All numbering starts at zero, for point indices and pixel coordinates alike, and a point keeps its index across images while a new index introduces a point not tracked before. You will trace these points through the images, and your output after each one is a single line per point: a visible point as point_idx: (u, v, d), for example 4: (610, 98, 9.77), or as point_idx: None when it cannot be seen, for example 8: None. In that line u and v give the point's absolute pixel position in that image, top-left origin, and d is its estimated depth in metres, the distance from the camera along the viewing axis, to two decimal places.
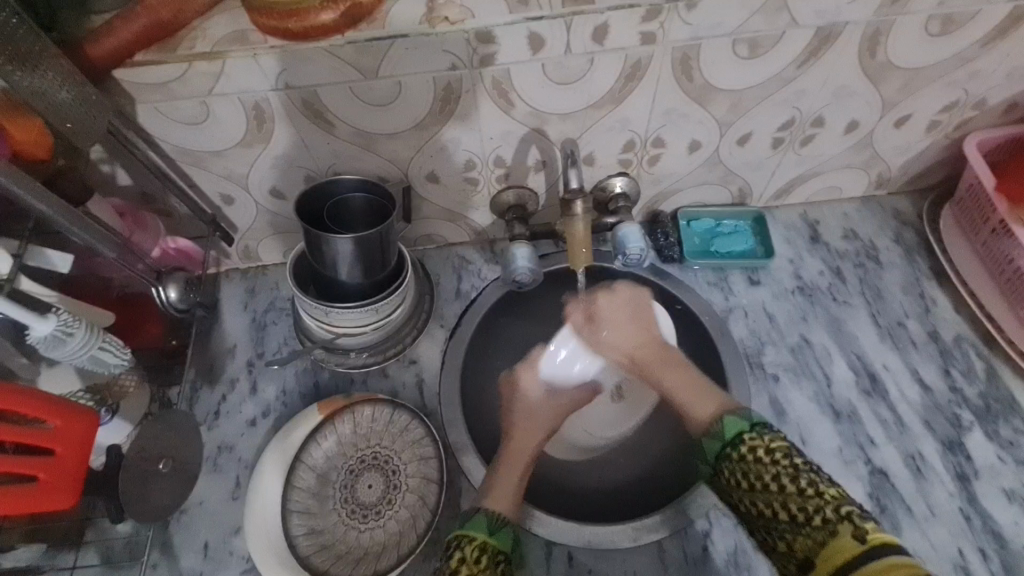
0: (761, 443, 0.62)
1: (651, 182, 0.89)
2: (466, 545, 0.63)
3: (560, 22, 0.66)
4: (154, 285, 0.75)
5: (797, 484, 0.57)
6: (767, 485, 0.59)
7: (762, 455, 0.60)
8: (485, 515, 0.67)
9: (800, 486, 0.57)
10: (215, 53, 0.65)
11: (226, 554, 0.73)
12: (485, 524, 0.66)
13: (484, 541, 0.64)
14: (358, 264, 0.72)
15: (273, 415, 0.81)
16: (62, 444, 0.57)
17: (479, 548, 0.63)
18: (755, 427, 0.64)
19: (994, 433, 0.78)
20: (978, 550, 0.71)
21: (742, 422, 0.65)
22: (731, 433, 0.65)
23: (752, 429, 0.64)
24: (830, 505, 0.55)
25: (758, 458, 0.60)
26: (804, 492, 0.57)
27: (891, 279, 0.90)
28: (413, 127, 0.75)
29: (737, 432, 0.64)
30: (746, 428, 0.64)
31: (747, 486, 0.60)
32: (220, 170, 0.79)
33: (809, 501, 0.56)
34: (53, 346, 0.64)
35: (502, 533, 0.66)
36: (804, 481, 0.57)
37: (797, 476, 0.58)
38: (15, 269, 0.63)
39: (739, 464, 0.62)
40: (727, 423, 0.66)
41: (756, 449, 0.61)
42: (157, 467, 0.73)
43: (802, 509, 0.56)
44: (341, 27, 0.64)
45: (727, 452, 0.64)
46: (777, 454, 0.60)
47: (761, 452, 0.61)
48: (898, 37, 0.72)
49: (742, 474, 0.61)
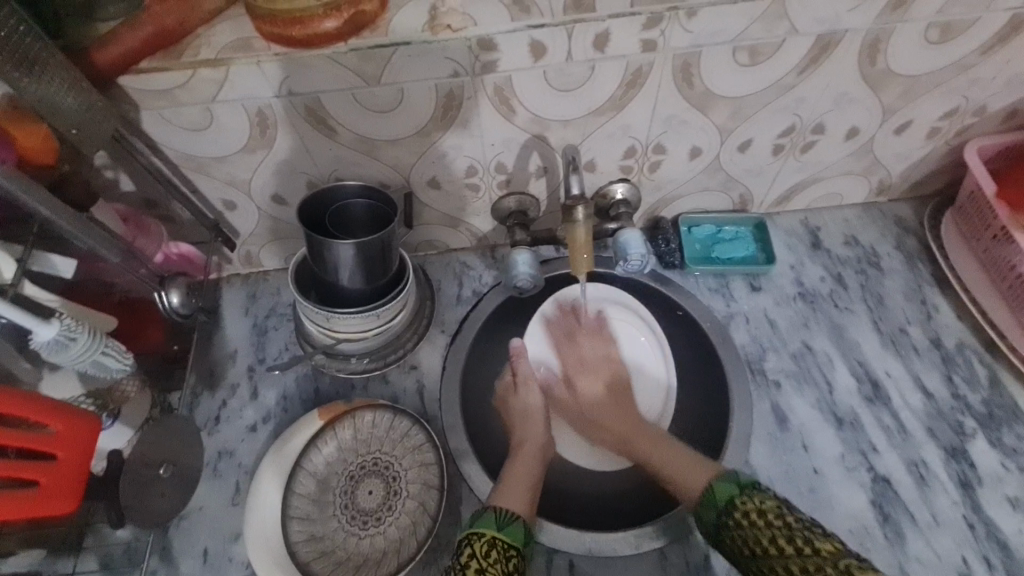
0: (752, 506, 0.62)
1: (652, 189, 0.89)
2: (476, 541, 0.65)
3: (562, 30, 0.66)
4: (156, 290, 0.75)
5: (794, 546, 0.58)
6: (766, 549, 0.59)
7: (757, 519, 0.61)
8: (493, 511, 0.68)
9: (798, 546, 0.58)
10: (218, 60, 0.65)
11: (226, 560, 0.73)
12: (494, 520, 0.67)
13: (493, 536, 0.66)
14: (359, 270, 0.72)
15: (274, 420, 0.81)
16: (64, 449, 0.57)
17: (489, 542, 0.65)
18: (744, 489, 0.64)
19: (997, 440, 0.77)
20: (982, 559, 0.71)
21: (731, 485, 0.65)
22: (722, 497, 0.65)
23: (742, 492, 0.64)
24: (829, 562, 0.56)
25: (753, 523, 0.61)
26: (802, 551, 0.58)
27: (893, 286, 0.90)
28: (415, 134, 0.76)
29: (727, 497, 0.65)
30: (735, 492, 0.65)
31: (749, 550, 0.61)
32: (223, 176, 0.79)
33: (809, 560, 0.57)
34: (57, 351, 0.64)
35: (512, 528, 0.67)
36: (800, 540, 0.58)
37: (793, 536, 0.59)
38: (19, 274, 0.64)
39: (737, 530, 0.62)
40: (717, 487, 0.66)
41: (750, 515, 0.62)
42: (157, 472, 0.74)
43: (805, 570, 0.57)
44: (344, 34, 0.65)
45: (723, 520, 0.64)
46: (769, 515, 0.61)
47: (755, 515, 0.61)
48: (898, 45, 0.73)
49: (742, 541, 0.61)
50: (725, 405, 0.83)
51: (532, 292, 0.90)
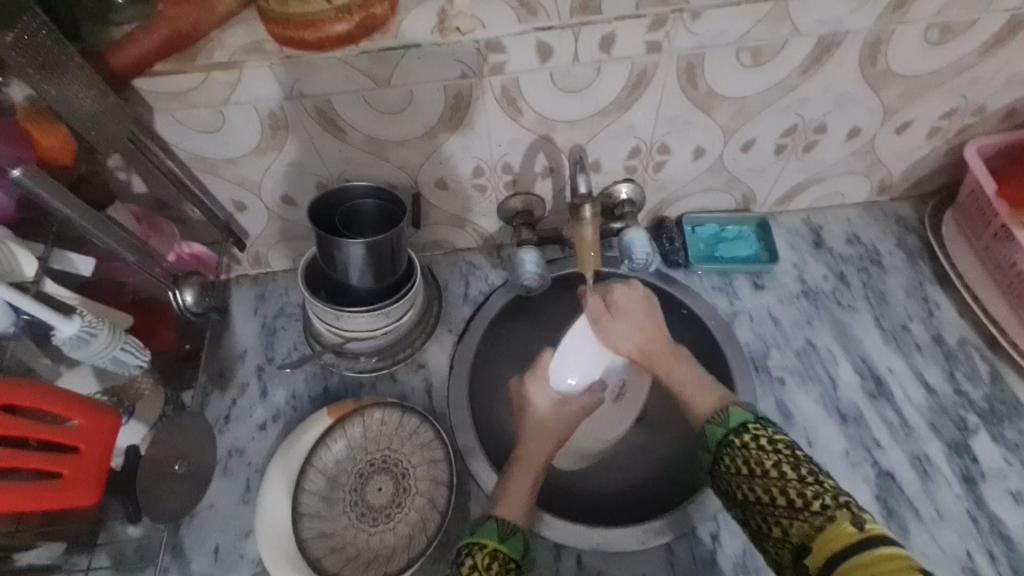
0: (764, 434, 0.63)
1: (656, 189, 0.90)
2: (477, 551, 0.65)
3: (569, 32, 0.68)
4: (171, 289, 0.77)
5: (797, 472, 0.58)
6: (766, 471, 0.59)
7: (765, 444, 0.61)
8: (495, 523, 0.68)
9: (800, 474, 0.58)
10: (231, 63, 0.67)
11: (237, 557, 0.73)
12: (496, 531, 0.67)
13: (495, 548, 0.65)
14: (369, 269, 0.74)
15: (284, 418, 0.82)
16: (86, 442, 0.58)
17: (490, 555, 0.64)
18: (759, 419, 0.65)
19: (999, 435, 0.78)
20: (985, 553, 0.71)
21: (747, 413, 0.66)
22: (736, 421, 0.65)
23: (757, 420, 0.65)
24: (827, 493, 0.56)
25: (760, 446, 0.61)
26: (803, 479, 0.57)
27: (895, 283, 0.91)
28: (424, 134, 0.77)
29: (741, 421, 0.65)
30: (750, 419, 0.65)
31: (745, 472, 0.61)
32: (234, 177, 0.80)
33: (808, 487, 0.57)
34: (75, 347, 0.65)
35: (513, 540, 0.67)
36: (804, 469, 0.58)
37: (797, 465, 0.59)
38: (41, 273, 0.65)
39: (740, 452, 0.62)
40: (734, 412, 0.67)
41: (760, 439, 0.62)
42: (173, 468, 0.76)
43: (800, 495, 0.56)
44: (355, 36, 0.67)
45: (730, 440, 0.64)
46: (779, 443, 0.61)
47: (764, 441, 0.62)
48: (898, 46, 0.74)
49: (742, 461, 0.61)
50: None
51: (539, 291, 0.91)
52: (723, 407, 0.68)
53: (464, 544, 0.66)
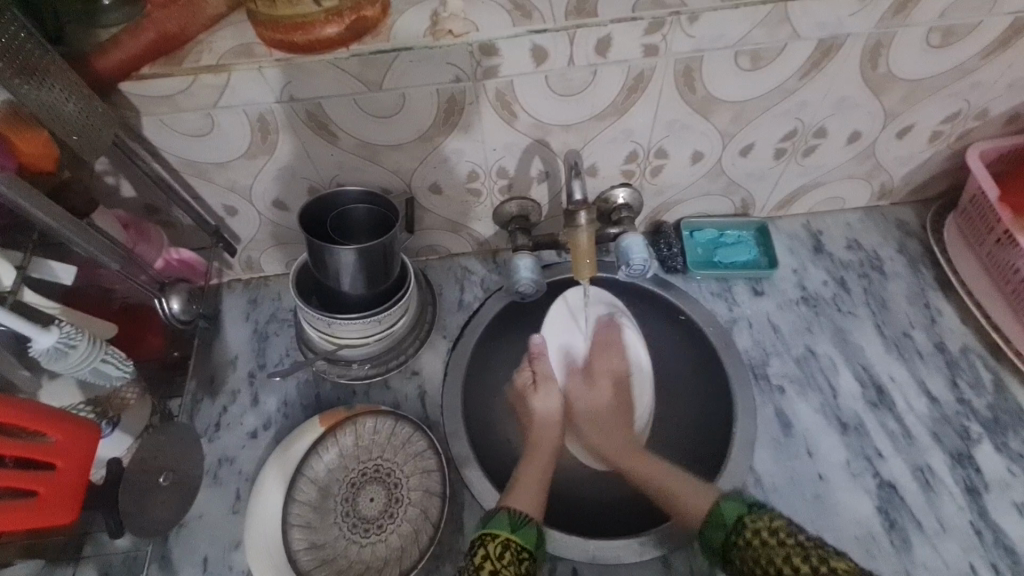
0: (763, 525, 0.65)
1: (653, 193, 0.89)
2: (489, 542, 0.66)
3: (564, 35, 0.66)
4: (157, 296, 0.76)
5: (809, 563, 0.60)
6: (779, 569, 0.61)
7: (769, 538, 0.63)
8: (507, 513, 0.69)
9: (812, 564, 0.60)
10: (219, 65, 0.65)
11: (226, 568, 0.72)
12: (507, 521, 0.68)
13: (507, 538, 0.66)
14: (361, 276, 0.72)
15: (274, 427, 0.81)
16: (63, 458, 0.57)
17: (502, 544, 0.65)
18: (752, 509, 0.67)
19: (1003, 445, 0.77)
20: (990, 566, 0.70)
21: (739, 505, 0.68)
22: (732, 518, 0.67)
23: (751, 511, 0.67)
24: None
25: (764, 543, 0.63)
26: (817, 569, 0.60)
27: (896, 289, 0.89)
28: (417, 139, 0.76)
29: (736, 517, 0.67)
30: (745, 511, 0.67)
31: (761, 571, 0.62)
32: (224, 181, 0.79)
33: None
34: (53, 360, 0.64)
35: (526, 529, 0.67)
36: (814, 559, 0.60)
37: (808, 555, 0.61)
38: (19, 281, 0.64)
39: (749, 550, 0.64)
40: (725, 506, 0.69)
41: (761, 532, 0.64)
42: (157, 481, 0.73)
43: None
44: (345, 40, 0.65)
45: (733, 539, 0.66)
46: (780, 533, 0.63)
47: (767, 534, 0.64)
48: (900, 48, 0.72)
49: (753, 561, 0.63)
50: (728, 411, 0.82)
51: (534, 297, 0.89)
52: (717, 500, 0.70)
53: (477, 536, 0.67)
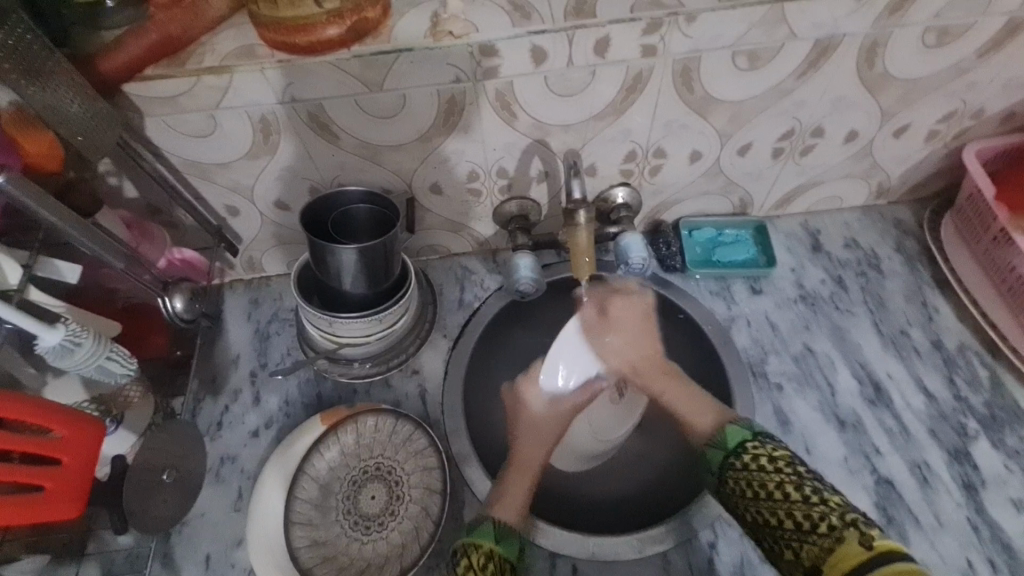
0: (765, 453, 0.67)
1: (652, 193, 0.89)
2: (473, 551, 0.68)
3: (563, 36, 0.67)
4: (160, 295, 0.76)
5: (802, 493, 0.61)
6: (772, 494, 0.63)
7: (767, 464, 0.66)
8: (491, 523, 0.71)
9: (805, 495, 0.61)
10: (221, 67, 0.66)
11: (228, 566, 0.72)
12: (492, 531, 0.70)
13: (491, 548, 0.68)
14: (362, 275, 0.73)
15: (276, 425, 0.81)
16: (69, 453, 0.58)
17: (486, 554, 0.67)
18: (756, 436, 0.71)
19: (999, 441, 0.78)
20: (987, 561, 0.70)
21: (744, 431, 0.72)
22: (734, 442, 0.71)
23: (755, 438, 0.71)
24: (835, 512, 0.58)
25: (763, 467, 0.66)
26: (808, 500, 0.60)
27: (893, 288, 0.90)
28: (418, 140, 0.76)
29: (739, 441, 0.71)
30: (748, 436, 0.71)
31: (752, 495, 0.64)
32: (226, 182, 0.79)
33: (814, 508, 0.59)
34: (60, 357, 0.64)
35: (509, 542, 0.70)
36: (808, 490, 0.61)
37: (800, 485, 0.62)
38: (25, 280, 0.64)
39: (745, 474, 0.67)
40: (730, 431, 0.73)
41: (760, 459, 0.67)
42: (160, 478, 0.74)
43: (808, 517, 0.59)
44: (347, 41, 0.66)
45: (731, 460, 0.70)
46: (780, 462, 0.65)
47: (766, 461, 0.66)
48: (896, 49, 0.73)
49: (748, 484, 0.66)
50: (727, 409, 0.83)
51: (534, 296, 0.89)
52: (721, 427, 0.75)
53: (461, 544, 0.69)
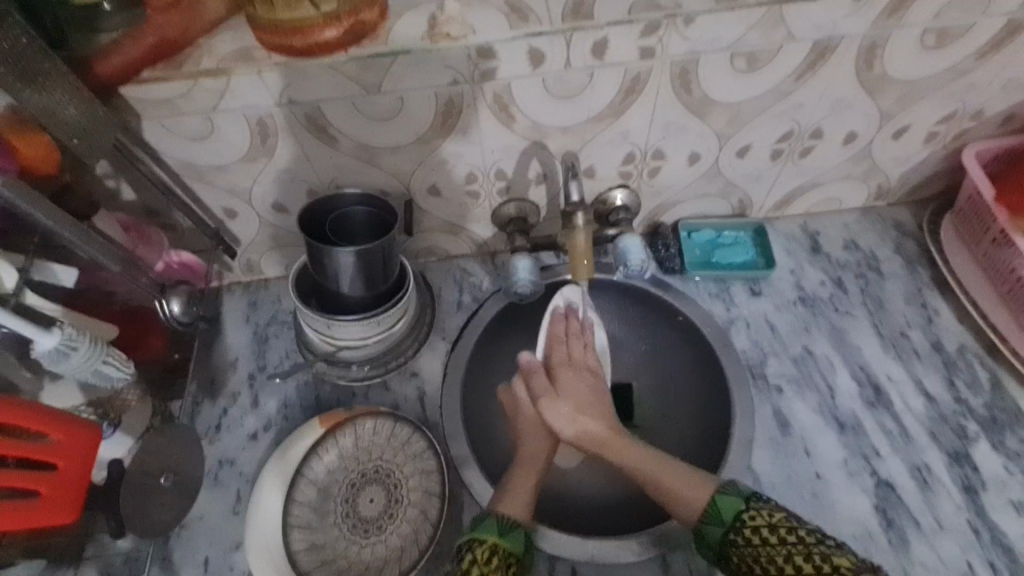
0: (763, 520, 0.62)
1: (651, 194, 0.89)
2: (477, 546, 0.65)
3: (561, 39, 0.67)
4: (158, 299, 0.76)
5: (811, 563, 0.59)
6: (782, 570, 0.60)
7: (769, 535, 0.61)
8: (494, 518, 0.68)
9: (815, 564, 0.59)
10: (219, 70, 0.66)
11: (226, 569, 0.72)
12: (496, 526, 0.67)
13: (495, 543, 0.65)
14: (360, 278, 0.73)
15: (275, 428, 0.81)
16: (65, 458, 0.58)
17: (490, 549, 0.64)
18: (749, 502, 0.65)
19: (1000, 444, 0.77)
20: (987, 564, 0.70)
21: (737, 498, 0.66)
22: (728, 514, 0.65)
23: (748, 505, 0.65)
24: (849, 575, 0.57)
25: (765, 540, 0.61)
26: (820, 570, 0.58)
27: (893, 289, 0.90)
28: (415, 142, 0.76)
29: (734, 513, 0.65)
30: (741, 504, 0.65)
31: (761, 570, 0.61)
32: (225, 185, 0.79)
33: None
34: (57, 360, 0.64)
35: (513, 535, 0.66)
36: (817, 558, 0.59)
37: (810, 554, 0.59)
38: (22, 283, 0.64)
39: (747, 549, 0.62)
40: (722, 502, 0.66)
41: (761, 530, 0.62)
42: (158, 482, 0.74)
43: None
44: (345, 44, 0.66)
45: (731, 537, 0.64)
46: (781, 530, 0.61)
47: (767, 532, 0.62)
48: (896, 50, 0.73)
49: (753, 559, 0.61)
50: (726, 410, 0.83)
51: (533, 297, 0.89)
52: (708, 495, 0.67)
53: (463, 540, 0.66)
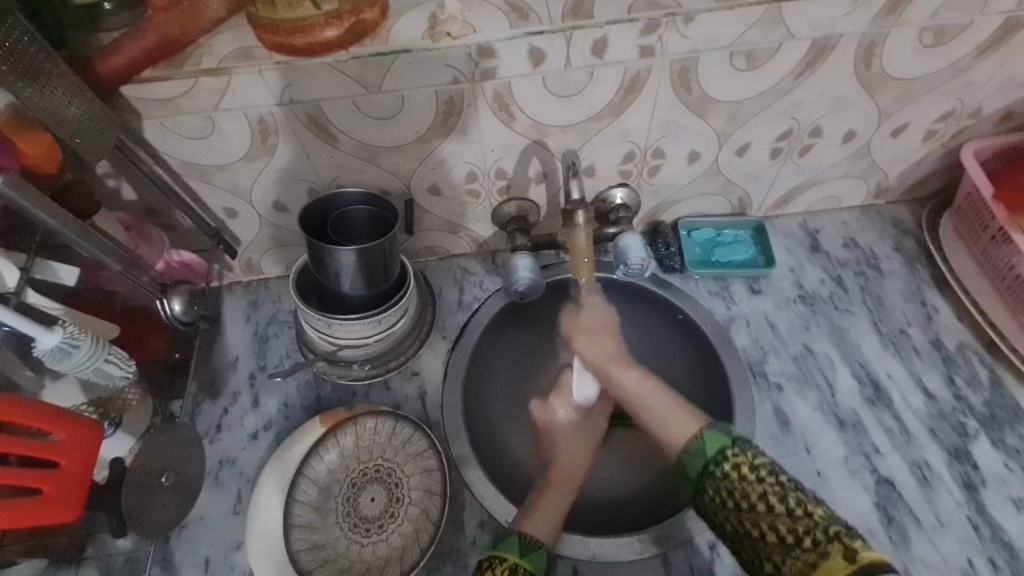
0: (745, 460, 0.56)
1: (651, 193, 0.89)
2: (497, 564, 0.62)
3: (561, 37, 0.67)
4: (159, 298, 0.76)
5: (785, 504, 0.53)
6: (754, 506, 0.54)
7: (749, 473, 0.55)
8: (517, 536, 0.66)
9: (789, 507, 0.53)
10: (219, 69, 0.66)
11: (227, 569, 0.72)
12: (517, 546, 0.65)
13: (515, 563, 0.63)
14: (361, 276, 0.73)
15: (275, 428, 0.81)
16: (68, 457, 0.57)
17: (510, 569, 0.62)
18: (737, 440, 0.58)
19: (1000, 441, 0.77)
20: (988, 561, 0.70)
21: (724, 436, 0.59)
22: (713, 449, 0.58)
23: (736, 444, 0.58)
24: (819, 526, 0.51)
25: (742, 476, 0.55)
26: (793, 512, 0.53)
27: (893, 287, 0.90)
28: (416, 141, 0.76)
29: (718, 448, 0.58)
30: (728, 443, 0.58)
31: (733, 505, 0.55)
32: (225, 184, 0.79)
33: (798, 522, 0.52)
34: (58, 358, 0.64)
35: (535, 555, 0.64)
36: (792, 501, 0.53)
37: (785, 495, 0.54)
38: (22, 282, 0.63)
39: (723, 482, 0.56)
40: (708, 436, 0.59)
41: (741, 466, 0.56)
42: (159, 481, 0.74)
43: (792, 532, 0.52)
44: (345, 43, 0.66)
45: (710, 469, 0.57)
46: (762, 470, 0.55)
47: (747, 470, 0.55)
48: (893, 48, 0.73)
49: (727, 493, 0.56)
50: (727, 408, 0.83)
51: (534, 296, 0.88)
52: (697, 430, 0.61)
53: (485, 557, 0.64)
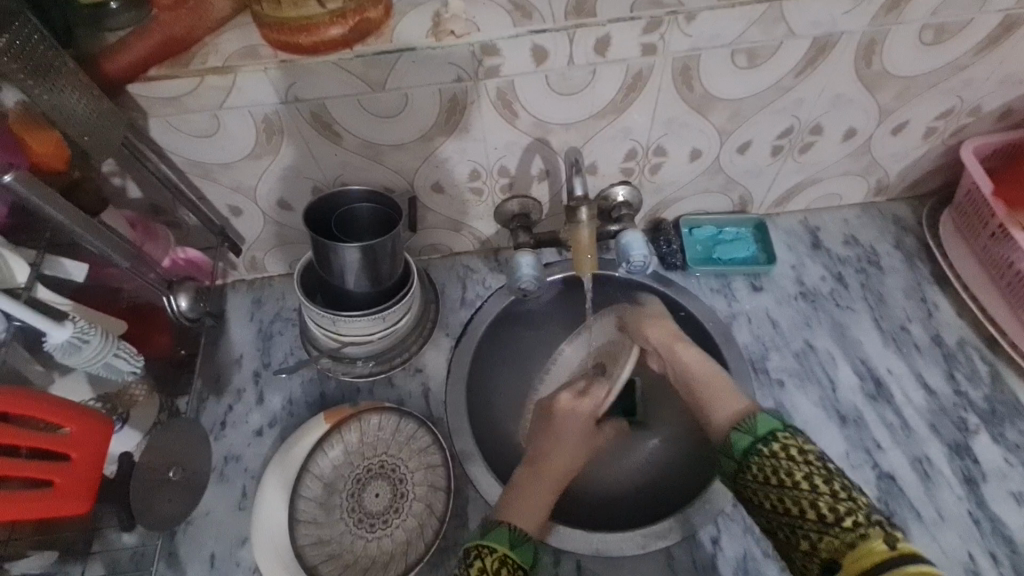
0: (794, 443, 0.60)
1: (653, 191, 0.90)
2: (487, 554, 0.63)
3: (564, 35, 0.68)
4: (165, 294, 0.76)
5: (830, 486, 0.56)
6: (797, 483, 0.57)
7: (796, 455, 0.59)
8: (506, 528, 0.66)
9: (833, 489, 0.56)
10: (226, 67, 0.67)
11: (233, 564, 0.72)
12: (507, 536, 0.66)
13: (504, 554, 0.64)
14: (365, 273, 0.73)
15: (280, 424, 0.82)
16: (79, 450, 0.58)
17: (500, 559, 0.63)
18: (789, 428, 0.62)
19: (1000, 435, 0.78)
20: (988, 555, 0.71)
21: (776, 422, 0.63)
22: (763, 429, 0.62)
23: (786, 428, 0.62)
24: (861, 510, 0.54)
25: (790, 457, 0.59)
26: (836, 494, 0.55)
27: (893, 284, 0.90)
28: (420, 139, 0.77)
29: (769, 429, 0.62)
30: (779, 426, 0.62)
31: (774, 482, 0.58)
32: (230, 182, 0.80)
33: (840, 503, 0.55)
34: (68, 353, 0.65)
35: (524, 547, 0.65)
36: (838, 484, 0.56)
37: (830, 479, 0.57)
38: (33, 278, 0.64)
39: (768, 460, 0.60)
40: (761, 420, 0.64)
41: (789, 448, 0.60)
42: (167, 475, 0.75)
43: (832, 510, 0.54)
44: (350, 41, 0.67)
45: (757, 448, 0.61)
46: (809, 455, 0.59)
47: (795, 451, 0.59)
48: (893, 46, 0.74)
49: (771, 470, 0.59)
50: None
51: (536, 293, 0.88)
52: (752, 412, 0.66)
53: (472, 545, 0.65)
